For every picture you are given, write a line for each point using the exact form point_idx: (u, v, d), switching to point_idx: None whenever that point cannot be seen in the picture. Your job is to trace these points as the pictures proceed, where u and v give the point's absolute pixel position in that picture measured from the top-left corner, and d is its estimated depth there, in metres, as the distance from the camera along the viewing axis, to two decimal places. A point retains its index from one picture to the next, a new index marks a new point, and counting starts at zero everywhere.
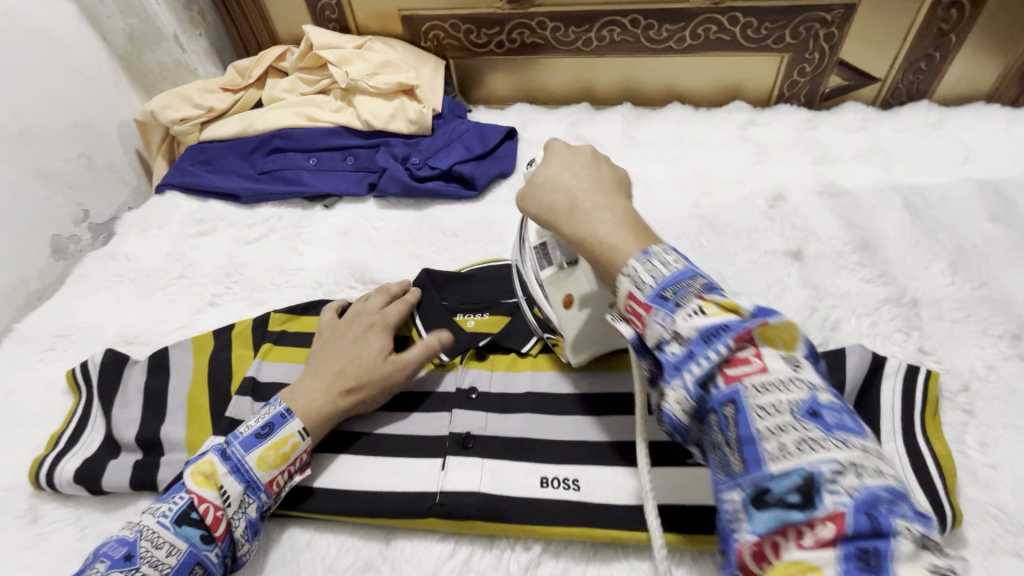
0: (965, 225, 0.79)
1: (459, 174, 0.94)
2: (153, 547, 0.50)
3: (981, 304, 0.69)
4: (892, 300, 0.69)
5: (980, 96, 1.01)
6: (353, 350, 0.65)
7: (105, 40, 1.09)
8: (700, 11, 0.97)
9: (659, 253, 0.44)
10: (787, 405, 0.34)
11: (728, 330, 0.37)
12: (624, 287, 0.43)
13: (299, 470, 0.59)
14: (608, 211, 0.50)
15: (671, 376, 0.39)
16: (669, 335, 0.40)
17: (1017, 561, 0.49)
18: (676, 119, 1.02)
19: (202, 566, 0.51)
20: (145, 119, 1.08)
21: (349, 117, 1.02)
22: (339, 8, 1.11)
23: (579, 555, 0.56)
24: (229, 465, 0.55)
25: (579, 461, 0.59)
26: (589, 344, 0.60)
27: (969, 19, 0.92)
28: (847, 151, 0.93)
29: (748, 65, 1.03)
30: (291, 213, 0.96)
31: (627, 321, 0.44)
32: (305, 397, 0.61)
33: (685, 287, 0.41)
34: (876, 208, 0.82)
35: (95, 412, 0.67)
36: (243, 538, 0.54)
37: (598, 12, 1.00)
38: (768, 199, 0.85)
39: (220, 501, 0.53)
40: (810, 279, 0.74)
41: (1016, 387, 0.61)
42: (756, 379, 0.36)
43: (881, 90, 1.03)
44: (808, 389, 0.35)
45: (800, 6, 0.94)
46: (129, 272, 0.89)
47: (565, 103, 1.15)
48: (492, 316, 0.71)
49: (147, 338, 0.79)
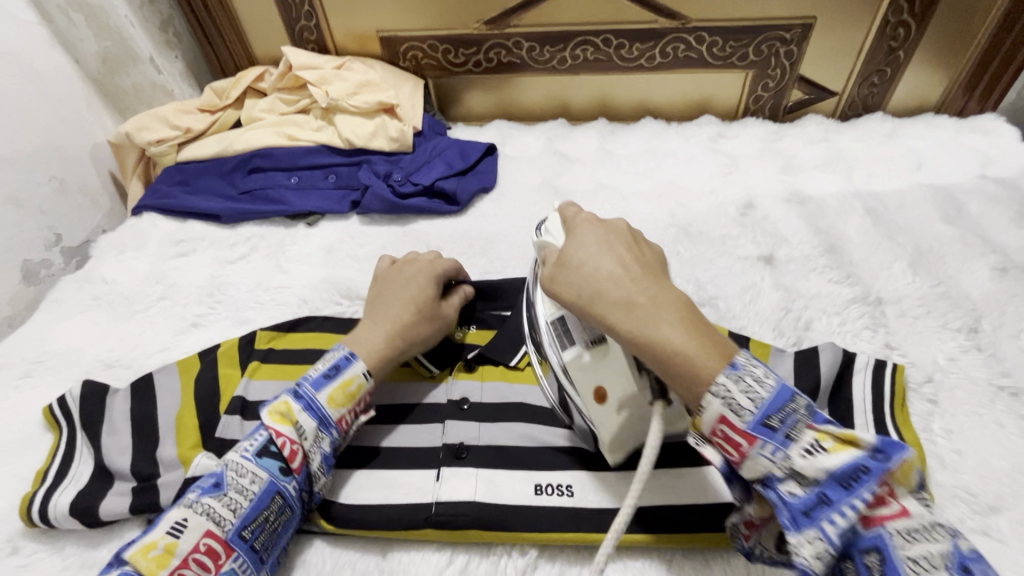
0: (922, 227, 0.84)
1: (441, 189, 0.96)
2: (239, 475, 0.53)
3: (940, 300, 0.73)
4: (859, 299, 0.73)
5: (929, 107, 1.09)
6: (407, 292, 0.68)
7: (78, 62, 1.08)
8: (668, 31, 1.02)
9: (749, 367, 0.43)
10: (937, 556, 0.38)
11: (866, 472, 0.39)
12: (715, 408, 0.43)
13: (364, 411, 0.62)
14: (665, 308, 0.45)
15: (799, 526, 0.40)
16: (784, 466, 0.41)
17: (984, 539, 0.53)
18: (650, 134, 1.06)
19: (281, 497, 0.54)
20: (120, 141, 1.07)
21: (330, 136, 1.03)
22: (317, 29, 1.12)
23: (574, 558, 0.57)
24: (302, 403, 0.58)
25: (571, 466, 0.60)
26: (621, 446, 0.55)
27: (915, 37, 0.98)
28: (811, 161, 0.98)
29: (716, 81, 1.08)
30: (273, 232, 0.96)
31: (717, 445, 0.44)
32: (364, 341, 0.64)
33: (792, 415, 0.42)
34: (840, 213, 0.87)
35: (81, 444, 0.65)
36: (319, 472, 0.57)
37: (572, 32, 1.04)
38: (739, 207, 0.89)
39: (297, 437, 0.56)
40: (782, 282, 0.78)
41: (975, 377, 0.65)
42: (901, 525, 0.39)
43: (839, 103, 1.09)
44: (949, 535, 0.39)
45: (761, 25, 0.99)
46: (106, 295, 0.88)
47: (542, 119, 1.19)
48: (480, 330, 0.75)
49: (128, 361, 0.78)
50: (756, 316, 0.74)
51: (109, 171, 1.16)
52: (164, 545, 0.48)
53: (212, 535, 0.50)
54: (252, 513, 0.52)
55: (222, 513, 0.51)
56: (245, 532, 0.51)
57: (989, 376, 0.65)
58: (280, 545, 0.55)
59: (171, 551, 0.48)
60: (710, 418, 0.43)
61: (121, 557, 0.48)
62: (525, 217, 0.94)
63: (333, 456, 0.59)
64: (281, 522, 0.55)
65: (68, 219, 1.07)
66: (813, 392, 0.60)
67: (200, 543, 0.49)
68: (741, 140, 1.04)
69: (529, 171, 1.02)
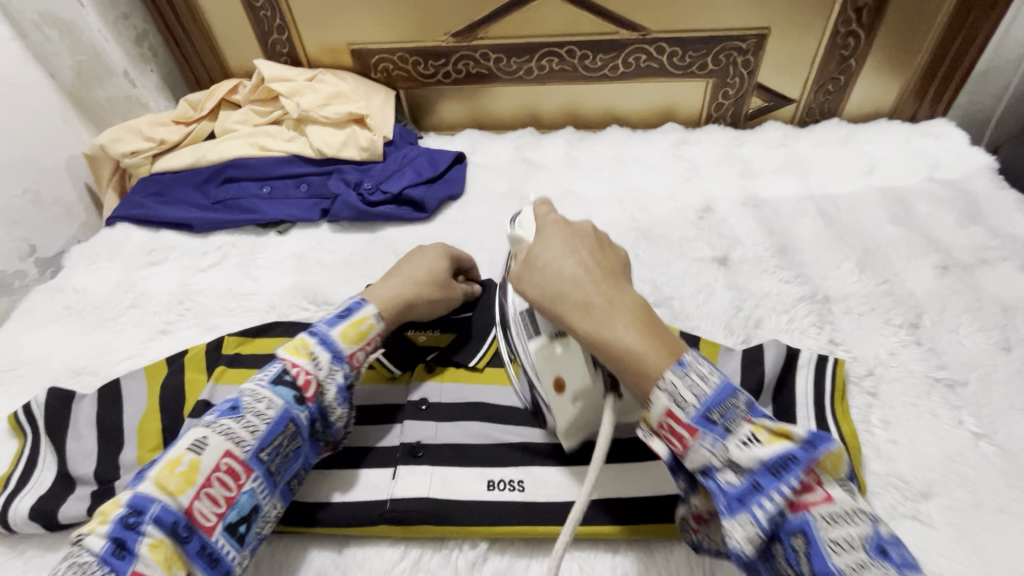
0: (871, 228, 0.87)
1: (409, 198, 0.99)
2: (255, 400, 0.56)
3: (884, 297, 0.76)
4: (807, 298, 0.76)
5: (884, 112, 1.13)
6: (425, 262, 0.72)
7: (53, 76, 1.10)
8: (629, 42, 1.05)
9: (694, 364, 0.45)
10: (860, 541, 0.39)
11: (795, 464, 0.41)
12: (661, 403, 0.45)
13: (374, 351, 0.65)
14: (621, 311, 0.48)
15: (734, 512, 0.42)
16: (723, 460, 0.43)
17: (914, 523, 0.55)
18: (615, 142, 1.09)
19: (295, 423, 0.56)
20: (94, 153, 1.08)
21: (302, 146, 1.05)
22: (290, 42, 1.15)
23: (523, 551, 0.59)
24: (317, 339, 0.61)
25: (523, 464, 0.62)
26: (578, 428, 0.58)
27: (866, 45, 1.02)
28: (769, 165, 1.01)
29: (678, 89, 1.12)
30: (244, 240, 0.98)
31: (664, 438, 0.46)
32: (376, 292, 0.68)
33: (732, 410, 0.44)
34: (793, 216, 0.90)
35: (45, 449, 0.67)
36: (334, 403, 0.60)
37: (537, 44, 1.08)
38: (697, 211, 0.92)
39: (311, 367, 0.59)
40: (735, 282, 0.81)
41: (914, 369, 0.68)
42: (824, 510, 0.40)
43: (798, 110, 1.13)
44: (872, 524, 0.40)
45: (718, 36, 1.03)
46: (77, 304, 0.89)
47: (512, 128, 1.23)
48: (442, 333, 0.73)
49: (96, 368, 0.79)
50: (708, 315, 0.77)
51: (85, 182, 1.17)
52: (188, 462, 0.51)
53: (232, 455, 0.53)
54: (269, 436, 0.55)
55: (240, 433, 0.53)
56: (262, 454, 0.54)
57: (925, 368, 0.68)
58: (293, 469, 0.58)
59: (194, 469, 0.51)
60: (658, 413, 0.46)
61: (145, 474, 0.50)
62: (492, 223, 0.97)
63: (347, 391, 0.61)
64: (294, 448, 0.57)
65: (42, 230, 1.08)
66: (758, 388, 0.62)
67: (222, 463, 0.52)
68: (704, 146, 1.07)
69: (496, 179, 1.04)
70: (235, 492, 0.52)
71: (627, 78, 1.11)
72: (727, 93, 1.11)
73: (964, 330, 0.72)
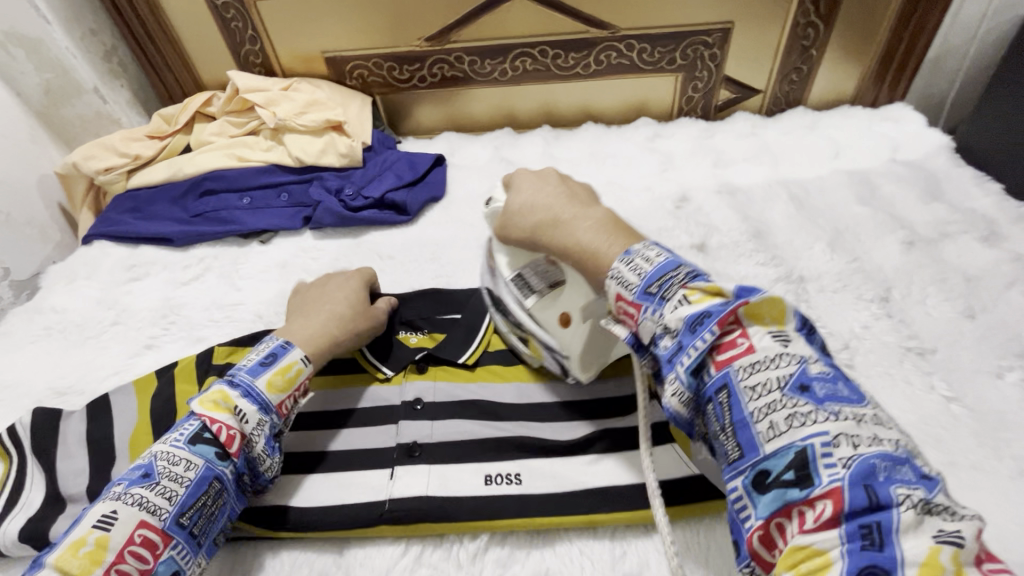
0: (841, 209, 1.08)
1: (392, 202, 1.16)
2: (170, 464, 0.60)
3: (856, 273, 0.95)
4: (783, 278, 0.95)
5: (847, 100, 1.35)
6: (332, 296, 0.82)
7: (21, 95, 1.24)
8: (599, 40, 1.27)
9: (640, 252, 0.59)
10: (778, 380, 0.50)
11: (710, 315, 0.52)
12: (614, 288, 0.59)
13: (302, 396, 0.73)
14: (588, 220, 0.66)
15: (670, 372, 0.54)
16: (662, 328, 0.55)
17: None
18: (559, 142, 1.31)
19: (218, 481, 0.62)
20: (66, 170, 1.24)
21: (280, 155, 1.22)
22: (262, 54, 1.33)
23: (522, 541, 0.66)
24: (240, 390, 0.66)
25: (518, 457, 0.69)
26: (589, 360, 0.70)
27: (824, 35, 1.24)
28: (738, 156, 1.22)
29: (650, 85, 1.34)
30: (226, 252, 1.13)
31: (623, 320, 0.60)
32: (293, 336, 0.76)
33: (670, 280, 0.56)
34: (767, 202, 1.10)
35: (32, 474, 0.65)
36: (264, 454, 0.66)
37: (513, 46, 1.29)
38: (633, 201, 1.12)
39: (231, 422, 0.64)
40: (655, 252, 1.02)
41: (883, 341, 0.84)
42: (745, 361, 0.51)
43: (765, 100, 1.36)
44: (798, 361, 0.51)
45: (685, 33, 1.25)
46: (57, 324, 1.02)
47: (489, 127, 1.44)
48: (431, 334, 0.83)
49: (80, 388, 0.90)
50: None
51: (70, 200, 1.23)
52: (89, 544, 0.54)
53: (147, 526, 0.57)
54: (189, 499, 0.59)
55: (155, 501, 0.58)
56: (182, 519, 0.59)
57: (899, 340, 0.84)
58: (219, 525, 0.62)
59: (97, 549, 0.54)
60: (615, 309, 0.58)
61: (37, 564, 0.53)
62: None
63: (274, 440, 0.68)
64: (217, 507, 0.62)
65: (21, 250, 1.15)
66: None
67: (136, 536, 0.56)
68: (627, 139, 1.30)
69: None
70: (152, 563, 0.56)
71: (580, 71, 1.24)
72: (643, 87, 1.34)
73: (931, 300, 0.90)
